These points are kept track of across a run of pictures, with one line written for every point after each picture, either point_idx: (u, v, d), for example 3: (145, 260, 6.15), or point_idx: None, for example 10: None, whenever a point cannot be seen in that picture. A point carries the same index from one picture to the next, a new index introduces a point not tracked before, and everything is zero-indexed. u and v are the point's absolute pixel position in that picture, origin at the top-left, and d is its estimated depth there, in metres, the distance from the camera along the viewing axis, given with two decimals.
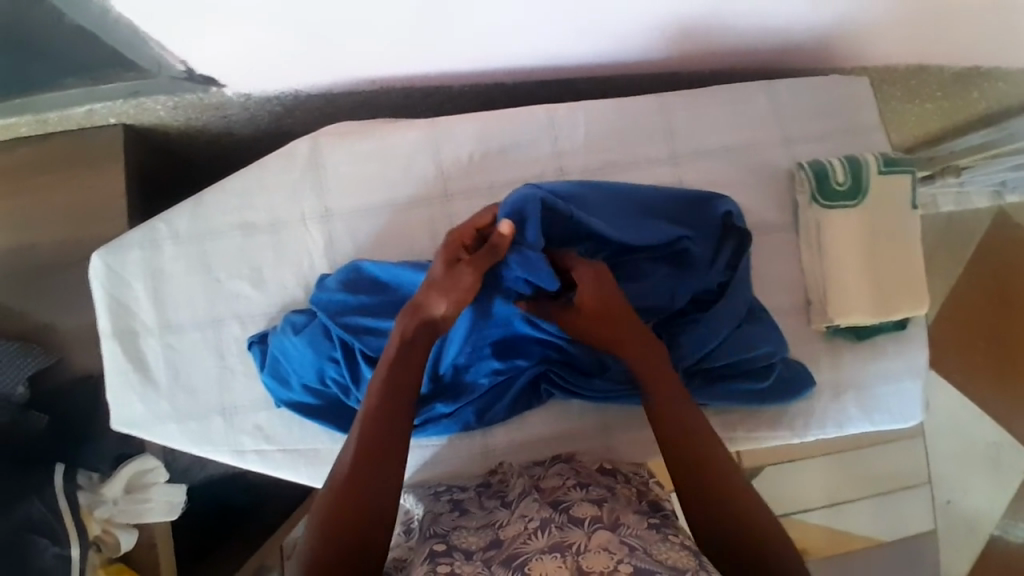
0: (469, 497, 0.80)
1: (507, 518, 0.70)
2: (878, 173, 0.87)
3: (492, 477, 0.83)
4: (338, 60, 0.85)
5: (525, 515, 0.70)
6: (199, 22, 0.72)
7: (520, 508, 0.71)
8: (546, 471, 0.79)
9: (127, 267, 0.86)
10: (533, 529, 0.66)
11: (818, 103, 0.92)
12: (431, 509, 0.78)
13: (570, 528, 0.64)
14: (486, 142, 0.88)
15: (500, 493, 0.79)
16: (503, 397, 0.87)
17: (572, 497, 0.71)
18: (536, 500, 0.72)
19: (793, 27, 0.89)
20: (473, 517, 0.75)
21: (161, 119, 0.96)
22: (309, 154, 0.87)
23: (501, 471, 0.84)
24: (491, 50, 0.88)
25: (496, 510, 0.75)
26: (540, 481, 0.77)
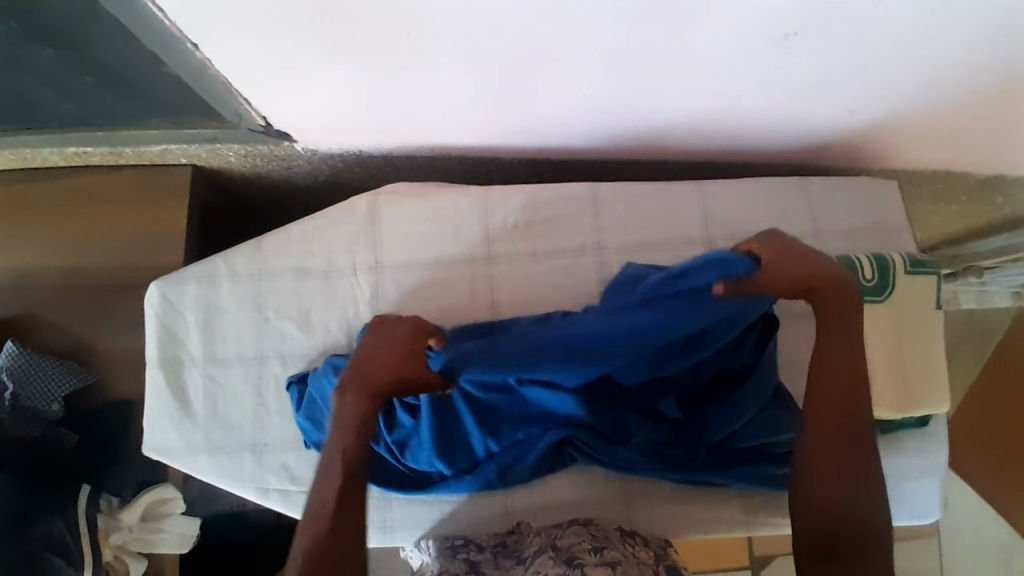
0: (485, 558, 0.80)
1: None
2: (904, 273, 0.90)
3: (509, 537, 0.84)
4: (404, 127, 0.92)
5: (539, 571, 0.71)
6: (290, 82, 0.80)
7: (534, 565, 0.73)
8: (563, 531, 0.80)
9: (182, 299, 0.90)
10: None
11: (847, 202, 0.97)
12: (447, 567, 0.79)
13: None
14: (533, 212, 0.94)
15: (516, 552, 0.80)
16: (528, 456, 0.87)
17: (586, 558, 0.72)
18: (551, 558, 0.73)
19: (828, 127, 0.95)
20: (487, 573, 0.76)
21: (228, 164, 1.04)
22: (367, 210, 0.92)
23: (519, 529, 0.85)
24: (545, 129, 0.95)
25: (512, 568, 0.76)
26: (557, 540, 0.78)
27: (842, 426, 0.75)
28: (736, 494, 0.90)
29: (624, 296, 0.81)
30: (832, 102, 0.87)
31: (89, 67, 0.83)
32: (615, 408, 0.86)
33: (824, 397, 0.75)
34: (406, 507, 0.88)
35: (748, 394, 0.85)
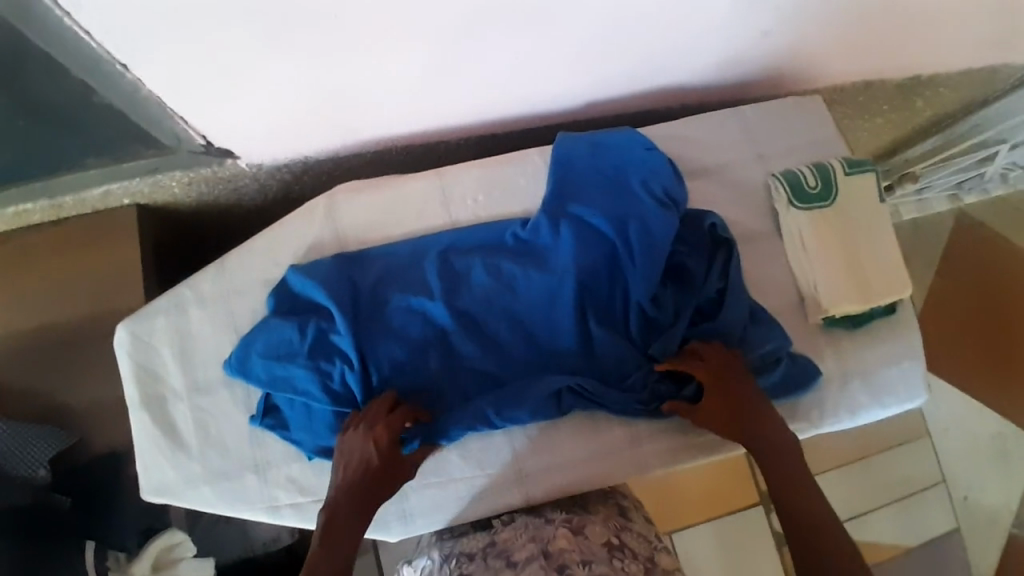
0: (474, 564, 0.78)
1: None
2: (845, 175, 0.94)
3: (498, 538, 0.82)
4: (349, 120, 0.94)
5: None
6: (229, 87, 0.81)
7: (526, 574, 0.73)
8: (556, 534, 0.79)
9: (154, 333, 0.88)
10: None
11: (781, 121, 1.01)
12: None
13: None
14: (488, 183, 0.96)
15: (505, 553, 0.78)
16: (529, 400, 0.87)
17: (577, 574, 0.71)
18: (542, 568, 0.73)
19: (746, 52, 1.00)
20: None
21: (174, 196, 1.03)
22: (324, 211, 0.92)
23: (508, 532, 0.83)
24: (485, 100, 0.97)
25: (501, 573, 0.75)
26: (550, 545, 0.77)
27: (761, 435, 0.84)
28: None
29: (548, 219, 0.92)
30: (746, 27, 0.93)
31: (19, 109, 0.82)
32: (612, 339, 0.90)
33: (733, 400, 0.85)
34: (422, 493, 0.88)
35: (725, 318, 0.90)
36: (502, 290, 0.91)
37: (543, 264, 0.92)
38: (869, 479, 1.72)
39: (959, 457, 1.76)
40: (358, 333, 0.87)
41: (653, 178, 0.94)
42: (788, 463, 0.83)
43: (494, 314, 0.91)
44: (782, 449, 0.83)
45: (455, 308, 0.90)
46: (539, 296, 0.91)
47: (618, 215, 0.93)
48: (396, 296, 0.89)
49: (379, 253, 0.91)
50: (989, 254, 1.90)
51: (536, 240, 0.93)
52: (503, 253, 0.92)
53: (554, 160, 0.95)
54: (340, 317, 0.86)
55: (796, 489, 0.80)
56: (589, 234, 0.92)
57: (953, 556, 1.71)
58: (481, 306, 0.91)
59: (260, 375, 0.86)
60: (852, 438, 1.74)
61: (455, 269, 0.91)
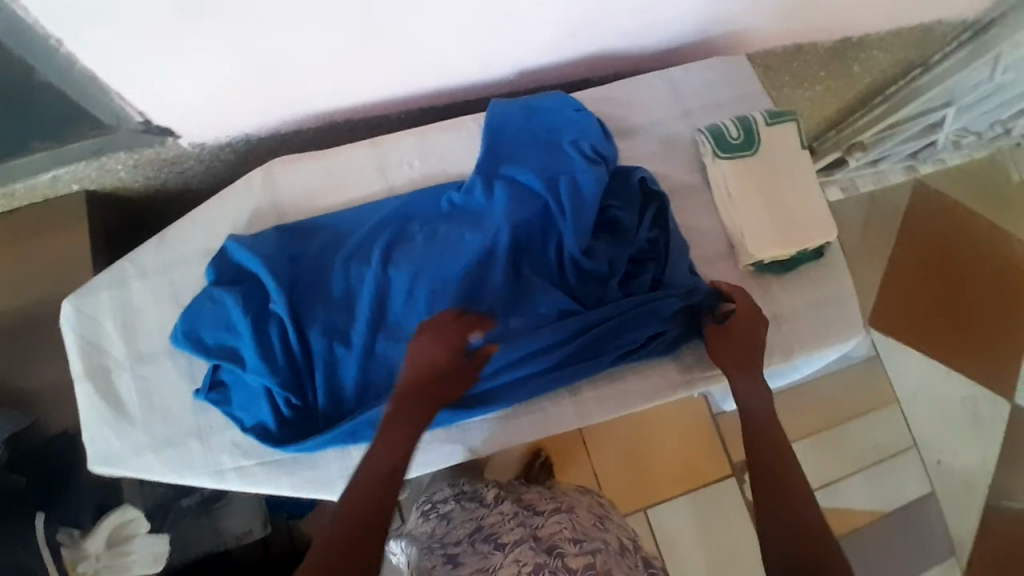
0: (464, 549, 0.90)
1: (502, 562, 0.83)
2: (767, 125, 0.97)
3: (487, 524, 0.92)
4: (285, 95, 0.97)
5: (519, 560, 0.83)
6: (165, 60, 0.83)
7: (514, 554, 0.84)
8: (546, 521, 0.89)
9: (97, 307, 0.90)
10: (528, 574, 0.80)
11: (705, 80, 1.04)
12: (430, 562, 0.90)
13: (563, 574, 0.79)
14: (423, 148, 0.99)
15: (493, 537, 0.90)
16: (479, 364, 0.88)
17: (567, 548, 0.83)
18: (532, 548, 0.84)
19: (669, 17, 1.04)
20: (468, 565, 0.86)
21: (122, 180, 1.05)
22: (262, 181, 0.94)
23: (496, 516, 0.94)
24: (418, 71, 1.01)
25: (492, 554, 0.87)
26: (539, 530, 0.88)
27: (756, 431, 0.81)
28: (671, 359, 0.96)
29: (483, 181, 0.95)
30: None
31: None
32: (551, 296, 0.93)
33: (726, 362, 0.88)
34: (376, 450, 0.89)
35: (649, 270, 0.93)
36: (442, 253, 0.92)
37: (479, 224, 0.94)
38: (841, 446, 1.72)
39: (929, 421, 1.77)
40: (299, 303, 0.87)
41: (583, 138, 0.97)
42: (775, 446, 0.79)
43: (436, 277, 0.92)
44: (766, 427, 0.82)
45: (396, 273, 0.90)
46: (475, 254, 0.93)
47: (551, 174, 0.96)
48: (336, 263, 0.89)
49: (319, 221, 0.92)
50: (948, 223, 1.93)
51: (472, 203, 0.95)
52: (441, 217, 0.95)
53: (486, 126, 0.97)
54: (279, 287, 0.86)
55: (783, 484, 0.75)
56: (523, 195, 0.95)
57: (929, 519, 1.71)
58: (424, 271, 0.91)
59: (207, 347, 0.85)
60: (822, 403, 1.74)
61: (394, 237, 0.92)
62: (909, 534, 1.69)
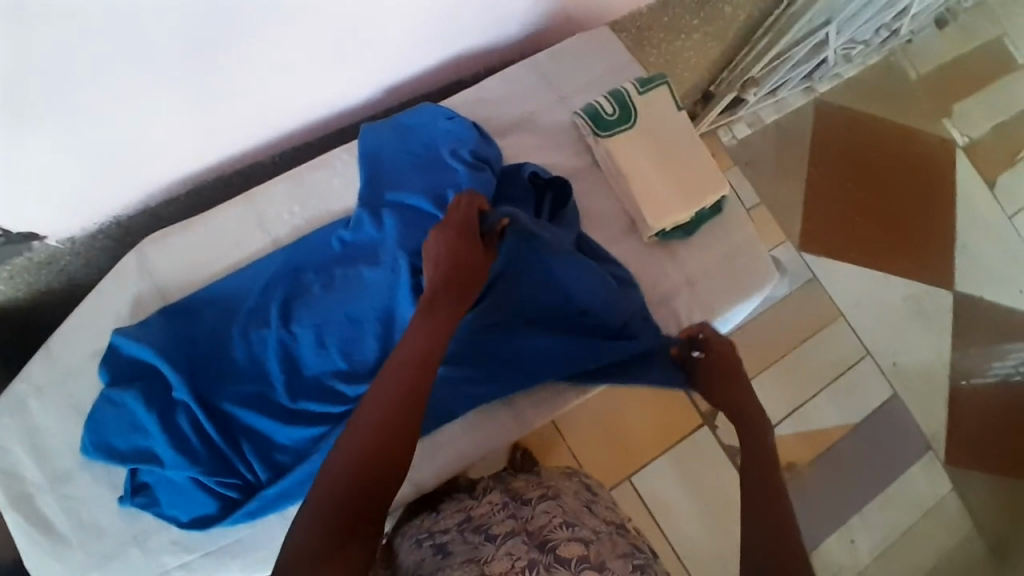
0: (452, 538, 0.79)
1: (492, 556, 0.71)
2: (639, 94, 0.97)
3: (474, 514, 0.82)
4: (143, 169, 0.93)
5: (511, 553, 0.71)
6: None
7: (506, 546, 0.73)
8: (534, 512, 0.79)
9: (1, 436, 0.86)
10: (521, 568, 0.68)
11: (571, 61, 1.04)
12: (419, 556, 0.79)
13: (557, 566, 0.67)
14: (303, 191, 0.96)
15: (483, 527, 0.79)
16: None
17: (559, 536, 0.72)
18: (523, 541, 0.73)
19: (520, 4, 1.02)
20: (457, 556, 0.74)
21: (3, 296, 0.98)
22: (138, 265, 0.90)
23: (486, 506, 0.84)
24: (278, 114, 0.97)
25: (482, 544, 0.75)
26: (529, 522, 0.77)
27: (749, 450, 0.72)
28: None
29: (370, 213, 0.92)
30: None
31: None
32: None
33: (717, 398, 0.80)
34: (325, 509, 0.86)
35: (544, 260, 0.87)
36: (344, 294, 0.90)
37: (375, 256, 0.91)
38: (802, 370, 1.74)
39: (877, 327, 1.82)
40: (205, 383, 0.84)
41: (462, 145, 0.95)
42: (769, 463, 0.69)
43: (342, 323, 0.89)
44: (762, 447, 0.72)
45: (300, 327, 0.88)
46: (379, 287, 0.90)
47: (437, 189, 0.93)
48: (236, 332, 0.86)
49: (209, 294, 0.89)
50: (855, 134, 1.97)
51: (363, 237, 0.92)
52: (335, 259, 0.91)
53: (361, 155, 0.95)
54: (178, 372, 0.82)
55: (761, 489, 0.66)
56: (412, 217, 0.92)
57: (899, 419, 1.76)
58: (328, 317, 0.89)
59: (119, 451, 0.82)
60: (774, 334, 1.77)
61: (290, 291, 0.89)
62: (883, 439, 1.73)
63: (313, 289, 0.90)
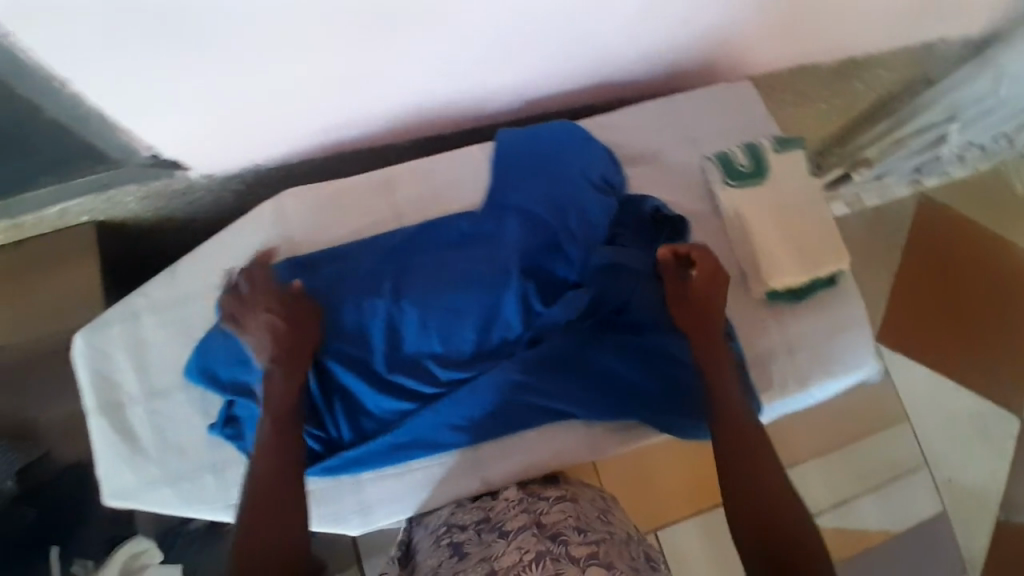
0: (468, 536, 0.81)
1: (502, 551, 0.73)
2: (775, 152, 0.97)
3: (489, 513, 0.84)
4: (291, 125, 0.97)
5: (521, 547, 0.73)
6: (172, 94, 0.83)
7: (516, 541, 0.75)
8: (549, 507, 0.81)
9: (109, 341, 0.91)
10: (528, 562, 0.70)
11: (712, 105, 1.03)
12: (433, 557, 0.80)
13: (565, 562, 0.69)
14: (433, 178, 0.99)
15: (497, 525, 0.81)
16: (488, 396, 0.92)
17: (570, 536, 0.74)
18: (534, 534, 0.75)
19: (673, 41, 1.04)
20: (472, 555, 0.76)
21: (131, 212, 1.05)
22: (273, 215, 0.95)
23: (502, 504, 0.86)
24: (426, 99, 1.00)
25: (494, 543, 0.77)
26: (543, 516, 0.79)
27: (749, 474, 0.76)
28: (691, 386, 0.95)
29: (491, 210, 0.96)
30: (672, 17, 0.97)
31: None
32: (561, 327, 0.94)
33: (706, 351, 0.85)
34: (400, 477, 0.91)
35: (570, 298, 0.93)
36: (453, 283, 0.92)
37: (489, 251, 0.94)
38: (854, 463, 1.70)
39: (935, 435, 1.76)
40: None
41: (592, 166, 0.98)
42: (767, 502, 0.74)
43: (445, 312, 0.92)
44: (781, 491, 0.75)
45: (404, 303, 0.91)
46: (488, 281, 0.93)
47: (561, 201, 0.95)
48: (346, 295, 0.91)
49: (329, 254, 0.93)
50: (957, 236, 1.92)
51: (481, 233, 0.95)
52: (450, 246, 0.95)
53: (495, 154, 0.98)
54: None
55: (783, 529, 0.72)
56: (533, 226, 0.95)
57: (943, 536, 1.69)
58: (434, 301, 0.92)
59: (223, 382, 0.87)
60: (830, 420, 1.74)
61: (406, 273, 0.93)
62: (922, 551, 1.67)
63: (425, 269, 0.93)
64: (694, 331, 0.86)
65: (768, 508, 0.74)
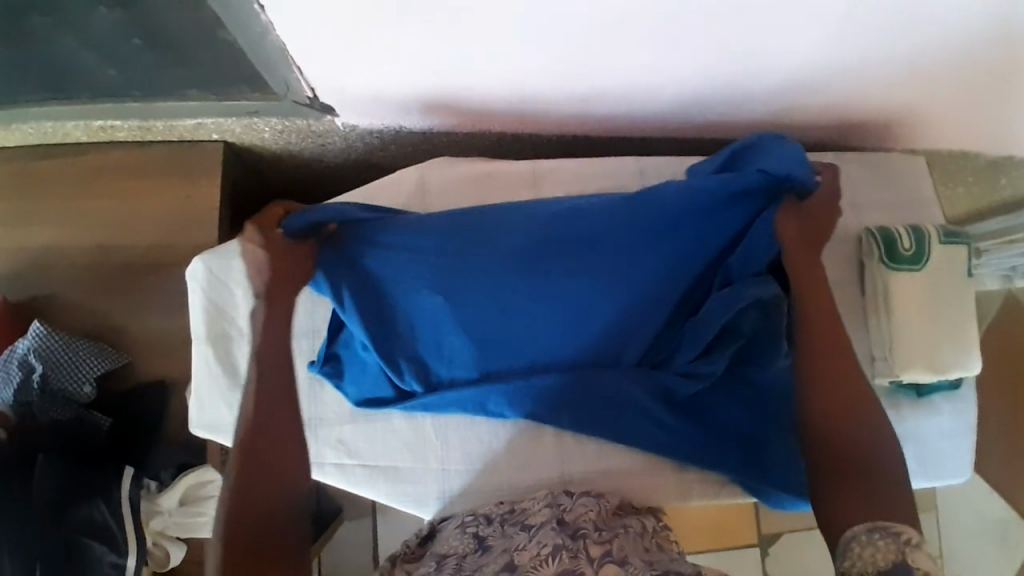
0: (492, 529, 0.79)
1: (525, 545, 0.72)
2: (939, 243, 0.93)
3: (515, 506, 0.83)
4: (454, 100, 0.92)
5: (540, 542, 0.72)
6: (356, 44, 0.78)
7: (538, 535, 0.74)
8: (573, 505, 0.80)
9: (229, 272, 0.91)
10: (545, 556, 0.69)
11: (878, 180, 1.00)
12: (457, 544, 0.78)
13: (583, 560, 0.68)
14: (582, 184, 0.96)
15: (521, 520, 0.79)
16: (586, 397, 0.88)
17: (591, 532, 0.73)
18: (555, 530, 0.74)
19: (861, 116, 0.98)
20: (495, 549, 0.75)
21: (262, 140, 1.02)
22: (415, 181, 0.95)
23: (529, 500, 0.84)
24: (594, 105, 0.95)
25: (516, 535, 0.76)
26: (565, 513, 0.78)
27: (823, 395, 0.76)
28: None
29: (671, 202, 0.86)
30: (875, 90, 0.90)
31: (142, 32, 0.79)
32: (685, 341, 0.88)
33: (801, 271, 0.82)
34: (485, 477, 0.90)
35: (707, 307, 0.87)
36: (593, 263, 0.86)
37: (642, 241, 0.86)
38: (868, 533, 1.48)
39: (1006, 565, 1.44)
40: (430, 292, 0.86)
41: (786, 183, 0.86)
42: (835, 430, 0.74)
43: (555, 292, 0.86)
44: (852, 431, 0.73)
45: (532, 278, 0.86)
46: (623, 276, 0.86)
47: (733, 206, 0.86)
48: (480, 256, 0.86)
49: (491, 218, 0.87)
50: None
51: (640, 219, 0.86)
52: (603, 224, 0.86)
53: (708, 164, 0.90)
54: (423, 278, 0.85)
55: (848, 442, 0.72)
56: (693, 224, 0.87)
57: None
58: (563, 283, 0.86)
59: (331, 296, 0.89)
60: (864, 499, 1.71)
61: (533, 239, 0.86)
62: None
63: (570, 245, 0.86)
64: (800, 276, 0.82)
65: (844, 436, 0.73)
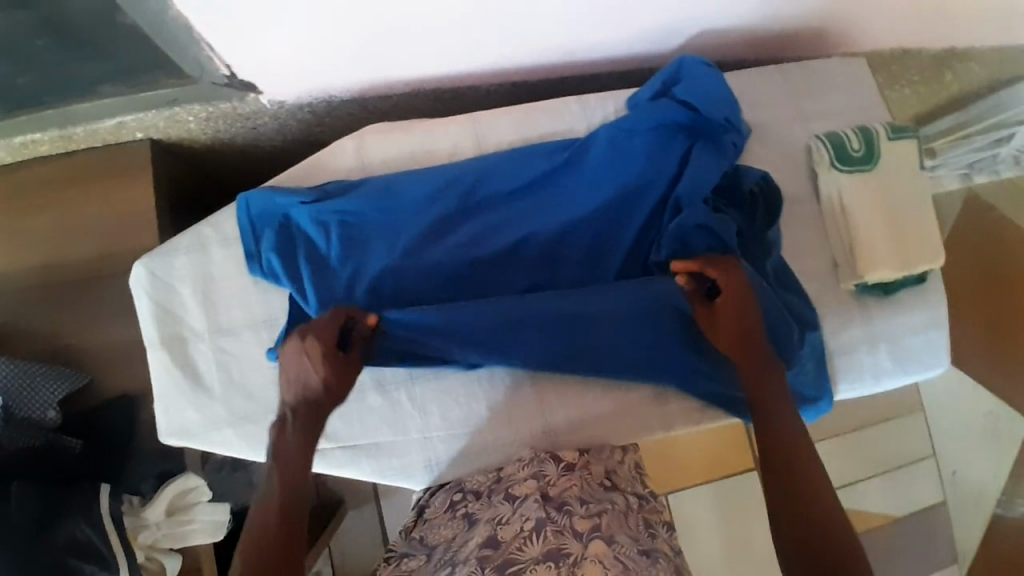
0: (479, 505, 0.79)
1: (507, 522, 0.71)
2: (887, 140, 0.94)
3: (501, 474, 0.82)
4: (381, 62, 0.89)
5: (523, 514, 0.72)
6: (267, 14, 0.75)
7: (522, 508, 0.73)
8: (558, 477, 0.78)
9: (173, 272, 0.88)
10: (528, 533, 0.68)
11: (822, 86, 0.99)
12: (446, 527, 0.79)
13: (569, 536, 0.66)
14: (524, 132, 0.95)
15: (505, 489, 0.78)
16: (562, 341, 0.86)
17: (575, 507, 0.71)
18: (539, 502, 0.73)
19: (797, 24, 0.96)
20: (481, 521, 0.75)
21: (189, 132, 0.97)
22: (355, 151, 0.93)
23: (514, 464, 0.84)
24: (527, 48, 0.92)
25: (501, 505, 0.76)
26: (551, 485, 0.76)
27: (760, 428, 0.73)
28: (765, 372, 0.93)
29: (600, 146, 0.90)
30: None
31: (44, 31, 0.74)
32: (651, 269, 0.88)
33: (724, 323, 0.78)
34: (469, 439, 0.89)
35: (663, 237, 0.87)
36: (541, 209, 0.91)
37: (583, 185, 0.91)
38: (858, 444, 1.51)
39: (995, 453, 1.46)
40: (386, 258, 0.87)
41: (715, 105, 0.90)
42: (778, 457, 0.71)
43: (509, 244, 0.89)
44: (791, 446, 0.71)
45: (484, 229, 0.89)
46: (573, 216, 0.90)
47: (664, 137, 0.90)
48: (432, 215, 0.89)
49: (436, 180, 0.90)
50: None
51: (574, 165, 0.91)
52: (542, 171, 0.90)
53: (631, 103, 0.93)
54: (377, 250, 0.87)
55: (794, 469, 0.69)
56: (629, 160, 0.90)
57: None
58: (517, 231, 0.90)
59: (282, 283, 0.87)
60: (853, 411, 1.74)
61: (479, 197, 0.90)
62: None
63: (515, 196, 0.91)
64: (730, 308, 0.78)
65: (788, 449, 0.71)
